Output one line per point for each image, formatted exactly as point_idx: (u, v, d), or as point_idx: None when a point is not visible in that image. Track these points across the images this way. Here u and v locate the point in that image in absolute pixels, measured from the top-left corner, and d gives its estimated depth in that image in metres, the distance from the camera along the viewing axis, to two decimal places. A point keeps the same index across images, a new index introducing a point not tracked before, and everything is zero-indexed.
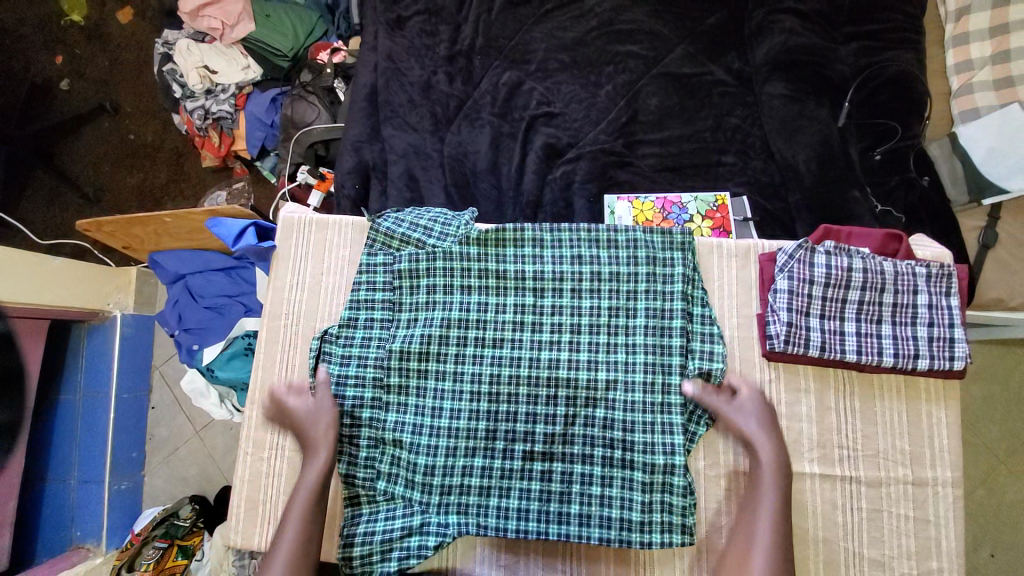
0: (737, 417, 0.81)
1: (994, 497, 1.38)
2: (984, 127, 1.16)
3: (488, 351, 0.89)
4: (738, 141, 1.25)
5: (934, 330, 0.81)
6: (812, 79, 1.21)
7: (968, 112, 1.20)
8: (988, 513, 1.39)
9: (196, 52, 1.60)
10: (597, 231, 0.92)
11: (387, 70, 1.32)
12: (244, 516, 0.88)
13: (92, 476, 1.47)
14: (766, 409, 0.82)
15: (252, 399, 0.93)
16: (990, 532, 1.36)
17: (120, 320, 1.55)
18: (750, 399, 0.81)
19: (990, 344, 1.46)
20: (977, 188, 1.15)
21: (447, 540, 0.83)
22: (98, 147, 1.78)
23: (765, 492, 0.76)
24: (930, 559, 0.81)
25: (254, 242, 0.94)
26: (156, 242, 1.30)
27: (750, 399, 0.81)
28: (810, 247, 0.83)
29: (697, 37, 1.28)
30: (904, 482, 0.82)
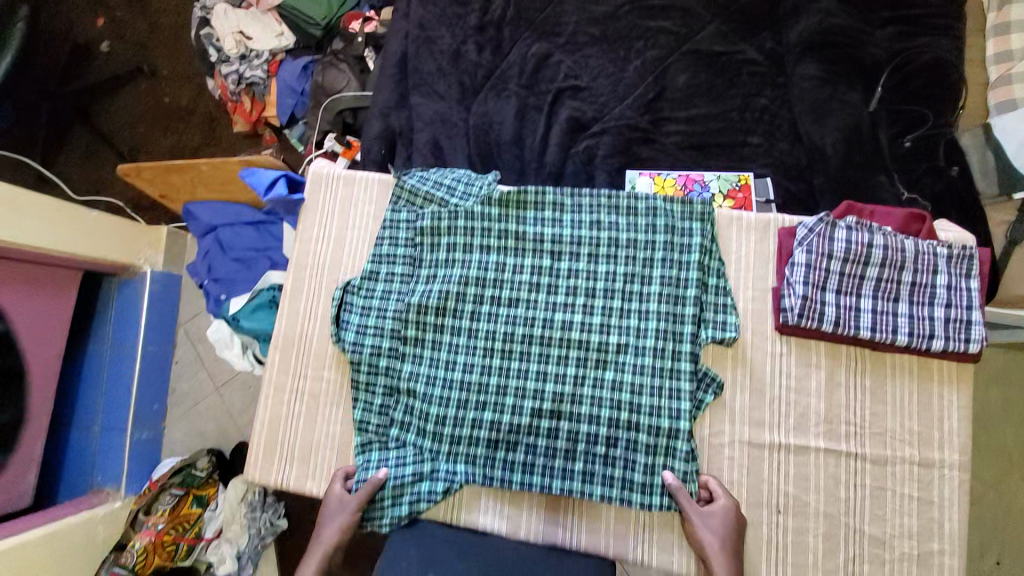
0: (695, 525, 0.79)
1: (1006, 505, 1.35)
2: (1019, 119, 1.11)
3: (503, 309, 0.92)
4: (766, 122, 1.22)
5: (951, 311, 0.81)
6: (845, 62, 1.19)
7: (1004, 103, 1.15)
8: (999, 521, 1.36)
9: (232, 17, 1.64)
10: (618, 197, 0.93)
11: (418, 38, 1.32)
12: (263, 455, 0.92)
13: (115, 424, 1.52)
14: (733, 526, 0.79)
15: (276, 344, 0.97)
16: (997, 539, 1.34)
17: (150, 276, 1.61)
18: (718, 513, 0.79)
19: (1012, 349, 1.42)
20: (1008, 181, 1.10)
21: (456, 486, 0.88)
22: (134, 109, 1.84)
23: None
24: (931, 541, 0.81)
25: (284, 193, 0.99)
26: (190, 193, 1.36)
27: (719, 511, 0.79)
28: (830, 222, 0.83)
29: (731, 16, 1.26)
30: (910, 462, 0.82)
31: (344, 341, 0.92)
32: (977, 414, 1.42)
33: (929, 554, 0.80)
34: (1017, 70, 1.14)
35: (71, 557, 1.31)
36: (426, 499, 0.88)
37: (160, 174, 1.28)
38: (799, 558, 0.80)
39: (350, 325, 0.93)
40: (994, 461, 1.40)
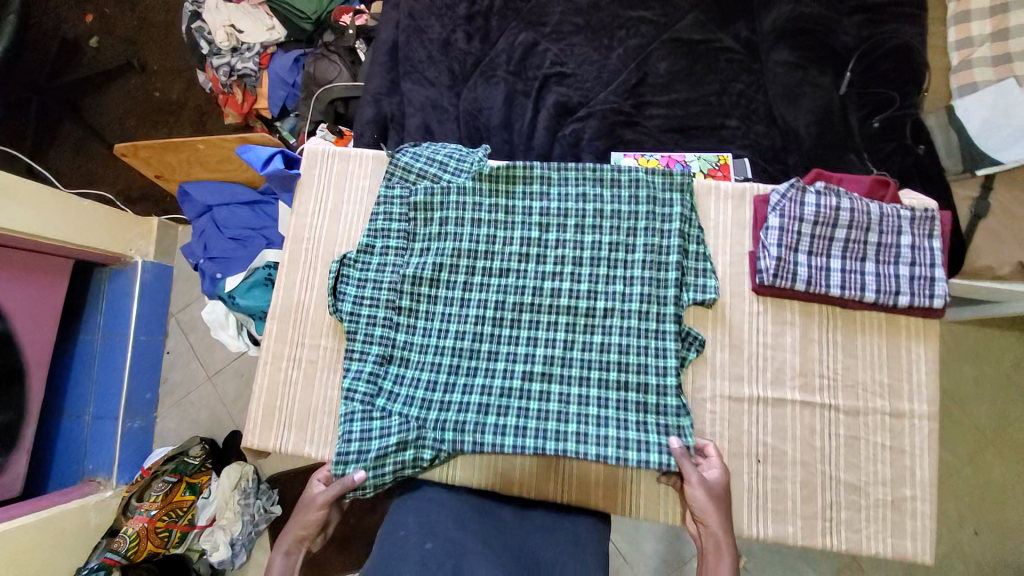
0: (693, 488, 0.78)
1: (981, 476, 1.41)
2: (980, 101, 1.14)
3: (494, 279, 0.95)
4: (743, 106, 1.27)
5: (916, 269, 0.86)
6: (816, 48, 1.24)
7: (965, 87, 1.17)
8: (974, 492, 1.42)
9: (224, 11, 1.63)
10: (602, 170, 0.97)
11: (408, 27, 1.36)
12: (261, 420, 0.95)
13: (107, 412, 1.53)
14: (726, 488, 0.80)
15: (273, 315, 1.00)
16: (973, 509, 1.39)
17: (141, 266, 1.61)
18: (715, 476, 0.80)
19: (981, 325, 1.48)
20: (970, 159, 1.13)
21: (444, 452, 0.88)
22: (123, 102, 1.83)
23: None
24: (904, 487, 0.85)
25: (281, 167, 1.03)
26: (185, 172, 1.41)
27: (714, 473, 0.80)
28: (801, 188, 0.88)
29: (708, 6, 1.32)
30: (881, 412, 0.86)
31: (341, 311, 0.95)
32: (949, 387, 1.48)
33: (902, 499, 0.84)
34: (975, 56, 1.16)
35: (66, 541, 1.31)
36: (414, 462, 0.89)
37: (157, 154, 1.32)
38: (779, 505, 0.85)
39: (347, 295, 0.95)
40: (969, 435, 1.45)
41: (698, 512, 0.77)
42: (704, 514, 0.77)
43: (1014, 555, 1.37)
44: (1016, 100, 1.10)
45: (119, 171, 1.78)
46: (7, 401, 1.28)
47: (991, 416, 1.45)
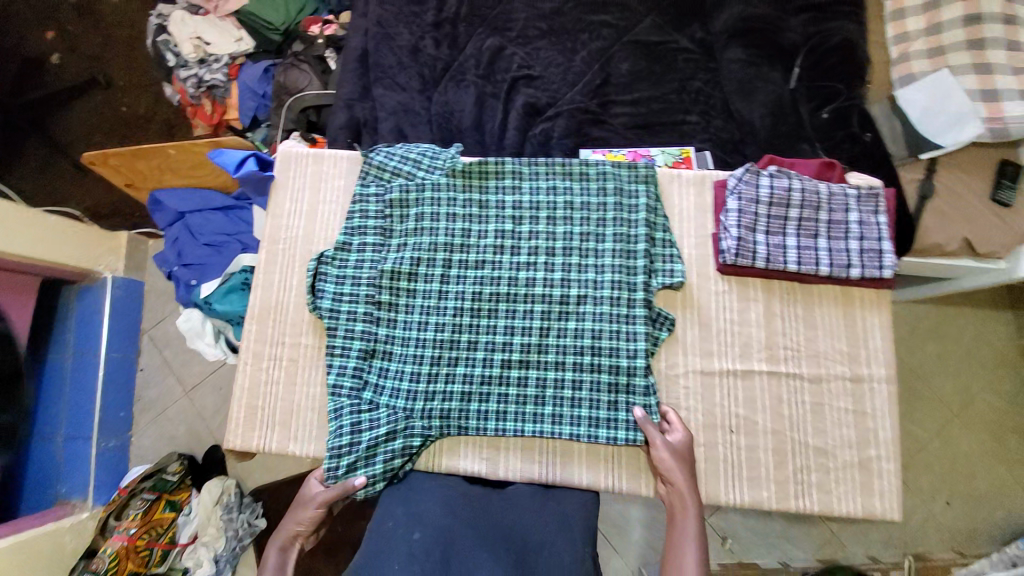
0: (659, 452, 0.85)
1: (950, 448, 1.46)
2: (920, 90, 1.20)
3: (471, 271, 0.98)
4: (701, 102, 1.33)
5: (865, 243, 0.92)
6: (765, 46, 1.31)
7: (905, 78, 1.23)
8: (946, 464, 1.47)
9: (190, 24, 1.62)
10: (571, 165, 1.01)
11: (377, 35, 1.39)
12: (245, 419, 0.98)
13: (80, 432, 1.47)
14: (690, 450, 0.88)
15: (253, 316, 1.02)
16: (945, 480, 1.45)
17: (112, 282, 1.57)
18: (678, 439, 0.87)
19: (941, 303, 1.54)
20: (915, 144, 1.21)
21: (431, 438, 0.92)
22: (87, 118, 1.78)
23: (689, 541, 0.82)
24: (869, 448, 0.90)
25: (254, 169, 1.05)
26: (156, 180, 1.41)
27: (678, 438, 0.87)
28: (755, 172, 0.94)
29: (664, 10, 1.38)
30: (842, 378, 0.92)
31: (321, 308, 0.96)
32: (914, 365, 1.53)
33: (868, 460, 0.89)
34: (913, 49, 1.24)
35: (41, 566, 1.29)
36: (402, 454, 0.90)
37: (127, 162, 1.32)
38: (753, 472, 0.89)
39: (326, 293, 0.97)
40: (937, 410, 1.51)
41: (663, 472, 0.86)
42: (670, 475, 0.85)
43: (985, 522, 1.44)
44: (951, 87, 1.18)
45: (86, 188, 1.72)
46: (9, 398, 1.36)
47: (955, 391, 1.51)
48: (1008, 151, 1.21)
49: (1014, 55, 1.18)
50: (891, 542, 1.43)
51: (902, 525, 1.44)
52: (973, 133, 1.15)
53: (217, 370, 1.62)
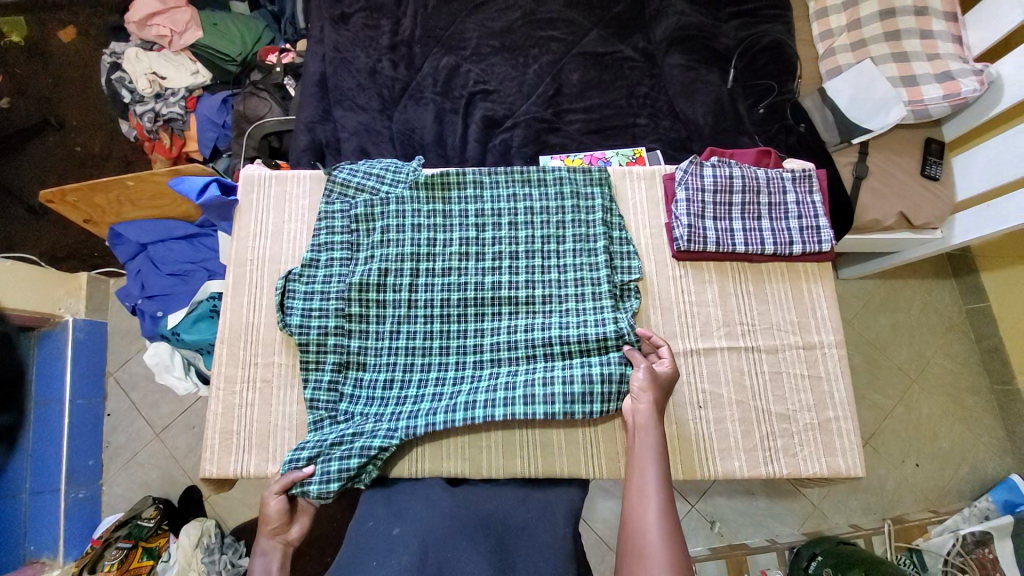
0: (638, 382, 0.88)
1: (911, 412, 1.54)
2: (845, 81, 1.31)
3: (438, 278, 1.00)
4: (649, 106, 1.39)
5: (803, 221, 1.01)
6: (702, 51, 1.38)
7: (833, 70, 1.35)
8: (910, 428, 1.55)
9: (144, 60, 1.60)
10: (529, 171, 1.06)
11: (334, 60, 1.41)
12: (219, 446, 0.96)
13: (46, 485, 1.40)
14: (671, 384, 0.90)
15: (222, 340, 1.02)
16: (911, 443, 1.53)
17: (73, 325, 1.50)
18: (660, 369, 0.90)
19: (890, 278, 1.64)
20: (846, 130, 1.29)
21: (394, 446, 0.90)
22: (38, 160, 1.73)
23: (648, 459, 0.80)
24: (827, 410, 0.96)
25: (217, 194, 1.07)
26: (116, 214, 1.40)
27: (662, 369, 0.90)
28: (699, 163, 1.03)
29: (608, 22, 1.43)
30: (795, 347, 0.99)
31: (290, 325, 0.96)
32: (872, 338, 1.61)
33: (828, 421, 0.96)
34: (838, 44, 1.35)
35: None
36: (360, 453, 0.89)
37: (84, 195, 1.29)
38: (724, 444, 0.94)
39: (294, 309, 0.97)
40: (898, 377, 1.59)
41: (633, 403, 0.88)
42: (638, 400, 0.87)
43: (953, 479, 1.51)
44: (873, 76, 1.28)
45: (40, 230, 1.66)
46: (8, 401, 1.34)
47: (911, 358, 1.60)
48: (929, 130, 1.33)
49: (927, 43, 1.30)
50: (871, 509, 1.49)
51: (878, 490, 1.50)
52: (899, 115, 1.25)
53: (190, 408, 1.56)
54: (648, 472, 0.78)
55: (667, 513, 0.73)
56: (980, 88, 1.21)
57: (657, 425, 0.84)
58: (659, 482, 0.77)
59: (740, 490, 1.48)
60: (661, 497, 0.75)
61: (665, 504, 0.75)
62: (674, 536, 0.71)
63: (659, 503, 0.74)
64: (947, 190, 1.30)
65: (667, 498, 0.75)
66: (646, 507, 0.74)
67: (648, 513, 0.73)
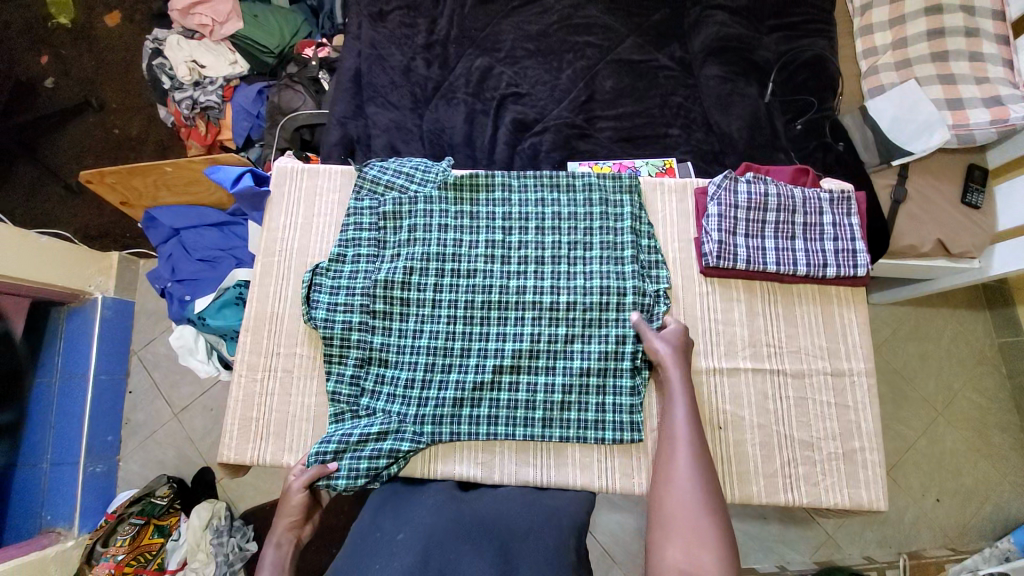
0: (652, 340, 0.91)
1: (935, 446, 1.49)
2: (888, 101, 1.27)
3: (463, 279, 1.00)
4: (682, 117, 1.36)
5: (839, 244, 0.99)
6: (740, 63, 1.36)
7: (875, 90, 1.31)
8: (934, 462, 1.49)
9: (185, 47, 1.64)
10: (558, 177, 1.05)
11: (370, 56, 1.42)
12: (239, 432, 0.98)
13: (67, 457, 1.43)
14: (686, 342, 0.92)
15: (247, 328, 1.04)
16: (933, 478, 1.47)
17: (101, 302, 1.54)
18: (673, 328, 0.93)
19: (921, 306, 1.59)
20: (886, 152, 1.25)
21: (421, 447, 0.93)
22: (78, 140, 1.79)
23: (676, 403, 0.84)
24: (853, 440, 0.94)
25: (252, 184, 1.09)
26: (152, 198, 1.43)
27: (674, 329, 0.93)
28: (733, 178, 1.01)
29: (645, 30, 1.41)
30: (823, 373, 0.97)
31: (314, 319, 0.98)
32: (899, 366, 1.56)
33: (852, 452, 0.93)
34: (882, 63, 1.31)
35: None
36: (387, 454, 0.92)
37: (123, 179, 1.33)
38: (743, 467, 0.92)
39: (320, 303, 0.98)
40: (924, 409, 1.54)
41: (656, 359, 0.91)
42: (661, 360, 0.89)
43: (975, 518, 1.46)
44: (917, 98, 1.24)
45: (76, 209, 1.72)
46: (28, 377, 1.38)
47: (939, 390, 1.54)
48: (972, 156, 1.28)
49: (976, 66, 1.25)
50: (886, 542, 1.44)
51: (895, 524, 1.45)
52: (942, 139, 1.21)
53: (209, 390, 1.60)
54: (676, 414, 0.82)
55: (696, 452, 0.78)
56: None
57: (684, 379, 0.87)
58: (687, 422, 0.81)
59: (751, 513, 1.44)
60: (689, 437, 0.80)
61: (693, 443, 0.79)
62: (702, 472, 0.76)
63: (687, 443, 0.79)
64: (989, 219, 1.25)
65: (695, 438, 0.80)
66: (676, 444, 0.79)
67: (678, 451, 0.78)
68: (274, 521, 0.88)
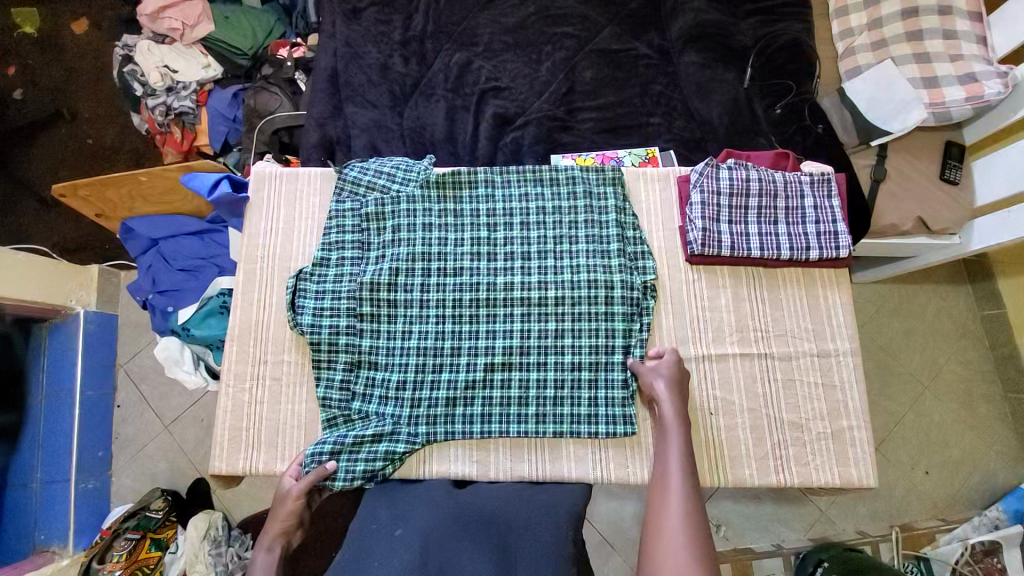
0: (649, 377, 0.90)
1: (922, 419, 1.52)
2: (865, 82, 1.27)
3: (450, 278, 1.00)
4: (663, 105, 1.36)
5: (821, 226, 1.00)
6: (717, 49, 1.36)
7: (852, 71, 1.32)
8: (921, 436, 1.53)
9: (156, 53, 1.60)
10: (541, 171, 1.05)
11: (345, 54, 1.40)
12: (228, 443, 0.97)
13: (57, 475, 1.41)
14: (681, 372, 0.91)
15: (233, 337, 1.03)
16: (921, 452, 1.51)
17: (84, 317, 1.51)
18: (668, 359, 0.91)
19: (905, 283, 1.61)
20: (865, 132, 1.26)
21: (415, 447, 0.93)
22: (50, 152, 1.74)
23: (671, 442, 0.83)
24: (841, 419, 0.95)
25: (229, 190, 1.07)
26: (128, 208, 1.40)
27: (668, 359, 0.91)
28: (715, 165, 1.01)
29: (623, 19, 1.40)
30: (810, 354, 0.98)
31: (300, 324, 0.96)
32: (884, 343, 1.59)
33: (841, 430, 0.95)
34: (858, 43, 1.32)
35: None
36: (383, 456, 0.92)
37: (97, 190, 1.30)
38: (735, 451, 0.93)
39: (306, 309, 0.97)
40: (910, 384, 1.57)
41: (651, 395, 0.90)
42: (657, 396, 0.89)
43: (964, 488, 1.49)
44: (894, 77, 1.24)
45: (53, 222, 1.68)
46: (11, 396, 1.36)
47: (924, 365, 1.57)
48: (949, 133, 1.30)
49: (950, 43, 1.26)
50: (878, 516, 1.47)
51: (886, 498, 1.48)
52: (920, 117, 1.21)
53: (199, 401, 1.57)
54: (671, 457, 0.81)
55: (688, 498, 0.76)
56: (1004, 91, 1.18)
57: (678, 418, 0.85)
58: (682, 464, 0.80)
59: (745, 494, 1.47)
60: (682, 483, 0.78)
61: (687, 490, 0.77)
62: (694, 521, 0.73)
63: (681, 488, 0.77)
64: (967, 194, 1.27)
65: (689, 484, 0.78)
66: (668, 481, 0.79)
67: (670, 498, 0.76)
68: (265, 527, 0.87)
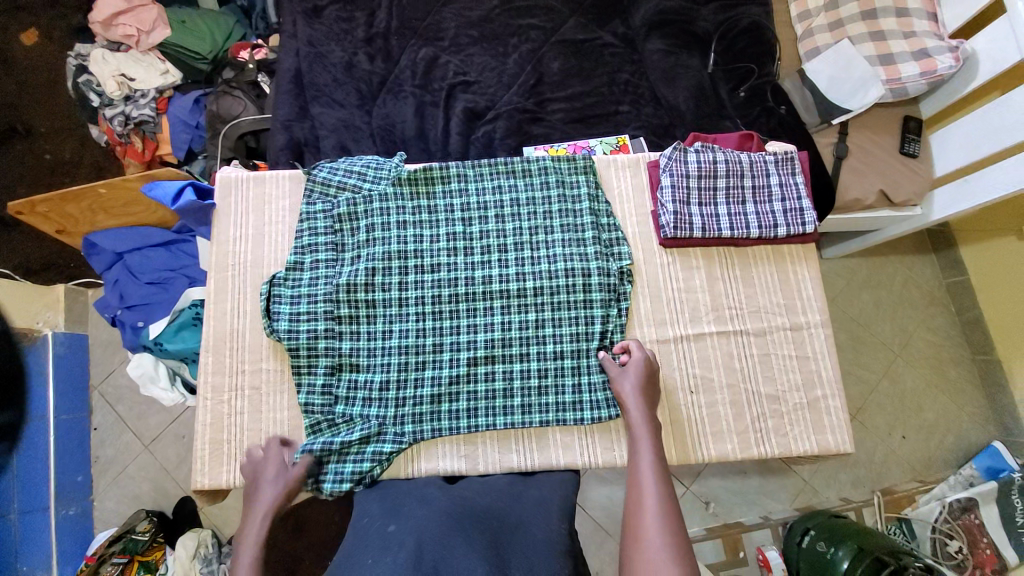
0: (618, 381, 0.91)
1: (896, 385, 1.58)
2: (824, 62, 1.31)
3: (427, 275, 0.99)
4: (631, 93, 1.37)
5: (787, 203, 1.03)
6: (681, 35, 1.37)
7: (811, 51, 1.35)
8: (896, 401, 1.59)
9: (111, 61, 1.54)
10: (513, 163, 1.05)
11: (309, 54, 1.37)
12: (210, 457, 0.95)
13: (36, 504, 1.35)
14: (650, 370, 0.92)
15: (208, 348, 1.00)
16: (896, 417, 1.56)
17: (53, 339, 1.46)
18: (637, 358, 0.93)
19: (872, 256, 1.67)
20: (825, 111, 1.30)
21: (403, 447, 0.93)
22: (4, 170, 1.66)
23: (642, 444, 0.84)
24: (816, 389, 0.98)
25: (194, 199, 1.04)
26: (90, 222, 1.36)
27: (636, 359, 0.92)
28: (682, 149, 1.03)
29: (587, 9, 1.41)
30: (783, 329, 1.01)
31: (277, 331, 0.95)
32: (856, 314, 1.64)
33: (816, 400, 0.98)
34: (815, 25, 1.35)
35: None
36: (371, 457, 0.91)
37: (56, 206, 1.26)
38: (716, 426, 0.96)
39: (282, 315, 0.96)
40: (882, 352, 1.62)
41: (619, 396, 0.91)
42: (624, 399, 0.90)
43: (938, 448, 1.56)
44: (851, 56, 1.28)
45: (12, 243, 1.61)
46: None
47: (895, 333, 1.63)
48: (906, 109, 1.34)
49: (903, 21, 1.30)
50: (861, 482, 1.52)
51: (867, 464, 1.54)
52: (877, 94, 1.25)
53: (179, 417, 1.54)
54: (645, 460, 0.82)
55: (663, 498, 0.76)
56: (956, 65, 1.22)
57: (646, 415, 0.87)
58: (654, 465, 0.81)
59: (733, 470, 1.50)
60: (657, 486, 0.78)
61: (662, 494, 0.77)
62: (672, 523, 0.73)
63: (656, 490, 0.77)
64: (926, 165, 1.32)
65: (663, 487, 0.78)
66: (642, 493, 0.78)
67: (645, 501, 0.76)
68: (246, 513, 0.83)
